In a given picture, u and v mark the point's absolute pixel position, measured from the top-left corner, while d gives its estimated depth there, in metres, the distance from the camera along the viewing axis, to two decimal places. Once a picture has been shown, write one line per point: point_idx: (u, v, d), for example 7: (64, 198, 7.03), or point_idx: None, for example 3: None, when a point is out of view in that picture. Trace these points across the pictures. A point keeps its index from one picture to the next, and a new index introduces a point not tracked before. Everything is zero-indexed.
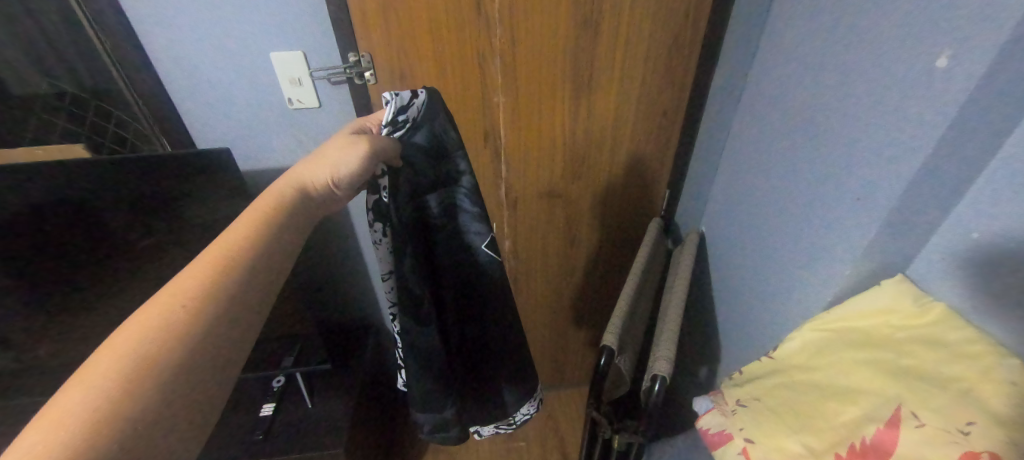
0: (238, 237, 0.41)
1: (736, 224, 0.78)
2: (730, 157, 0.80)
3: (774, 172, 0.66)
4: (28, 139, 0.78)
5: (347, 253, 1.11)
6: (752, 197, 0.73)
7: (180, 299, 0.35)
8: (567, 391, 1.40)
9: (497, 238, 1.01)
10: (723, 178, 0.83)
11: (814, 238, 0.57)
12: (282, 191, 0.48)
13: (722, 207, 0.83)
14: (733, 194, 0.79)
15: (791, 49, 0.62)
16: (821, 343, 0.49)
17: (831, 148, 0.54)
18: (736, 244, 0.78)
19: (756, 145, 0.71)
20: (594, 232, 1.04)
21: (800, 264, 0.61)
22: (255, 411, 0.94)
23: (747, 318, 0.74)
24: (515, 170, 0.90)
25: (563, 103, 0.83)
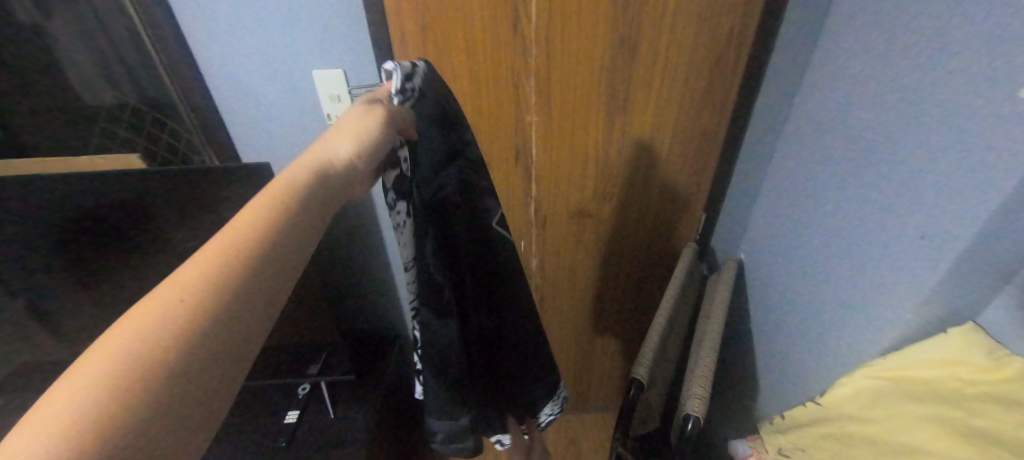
0: (251, 221, 0.33)
1: (781, 255, 0.73)
2: (776, 184, 0.76)
3: (825, 203, 0.62)
4: (92, 148, 0.84)
5: (376, 264, 1.13)
6: (799, 228, 0.69)
7: (180, 292, 0.28)
8: (590, 415, 1.35)
9: (524, 256, 1.00)
10: (767, 205, 0.79)
11: (869, 277, 0.53)
12: (298, 170, 0.39)
13: (766, 236, 0.79)
14: (777, 222, 0.75)
15: (846, 72, 0.59)
16: (878, 392, 0.44)
17: (889, 181, 0.50)
18: (780, 276, 0.73)
19: (806, 173, 0.67)
20: (624, 253, 1.01)
21: (851, 304, 0.56)
22: (280, 417, 0.96)
23: (789, 356, 0.69)
24: (545, 189, 0.89)
25: (597, 122, 0.81)
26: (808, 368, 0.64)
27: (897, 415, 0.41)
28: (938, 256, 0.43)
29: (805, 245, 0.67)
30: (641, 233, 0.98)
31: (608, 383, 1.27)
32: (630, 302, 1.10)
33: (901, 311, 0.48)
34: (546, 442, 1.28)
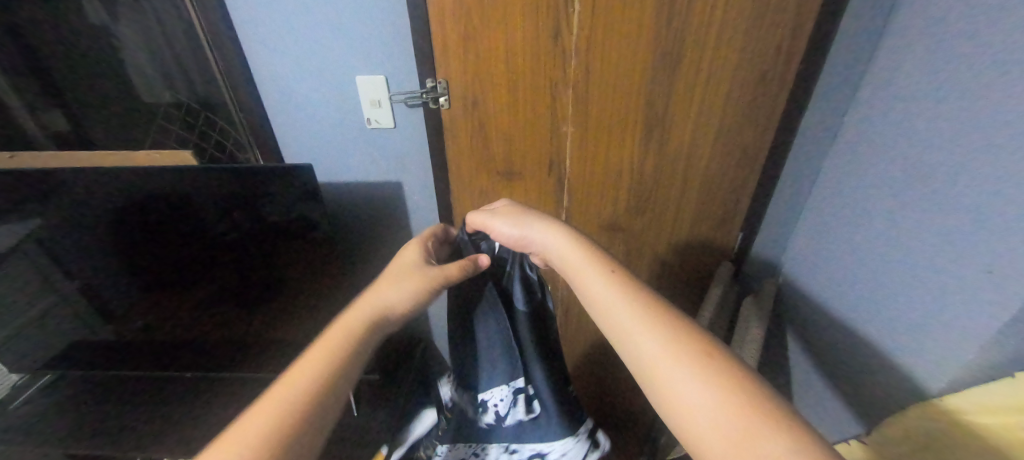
0: (309, 366, 0.42)
1: (825, 280, 0.70)
2: (825, 205, 0.73)
3: (877, 228, 0.59)
4: (149, 144, 0.91)
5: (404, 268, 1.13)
6: (847, 253, 0.66)
7: (253, 426, 0.36)
8: (613, 431, 1.33)
9: None
10: (814, 226, 0.76)
11: (924, 309, 0.51)
12: (352, 319, 0.48)
13: (811, 259, 0.75)
14: (823, 246, 0.72)
15: (911, 93, 0.56)
16: (943, 431, 0.43)
17: (958, 211, 0.47)
18: (823, 301, 0.70)
19: (858, 196, 0.64)
20: (656, 269, 0.99)
21: (903, 336, 0.54)
22: None
23: (837, 388, 0.66)
24: (578, 201, 0.88)
25: (636, 136, 0.80)
26: (862, 403, 0.61)
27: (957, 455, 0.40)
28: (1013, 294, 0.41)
29: (852, 271, 0.64)
30: (674, 249, 0.96)
31: (631, 400, 1.24)
32: None
33: (968, 349, 0.45)
34: None
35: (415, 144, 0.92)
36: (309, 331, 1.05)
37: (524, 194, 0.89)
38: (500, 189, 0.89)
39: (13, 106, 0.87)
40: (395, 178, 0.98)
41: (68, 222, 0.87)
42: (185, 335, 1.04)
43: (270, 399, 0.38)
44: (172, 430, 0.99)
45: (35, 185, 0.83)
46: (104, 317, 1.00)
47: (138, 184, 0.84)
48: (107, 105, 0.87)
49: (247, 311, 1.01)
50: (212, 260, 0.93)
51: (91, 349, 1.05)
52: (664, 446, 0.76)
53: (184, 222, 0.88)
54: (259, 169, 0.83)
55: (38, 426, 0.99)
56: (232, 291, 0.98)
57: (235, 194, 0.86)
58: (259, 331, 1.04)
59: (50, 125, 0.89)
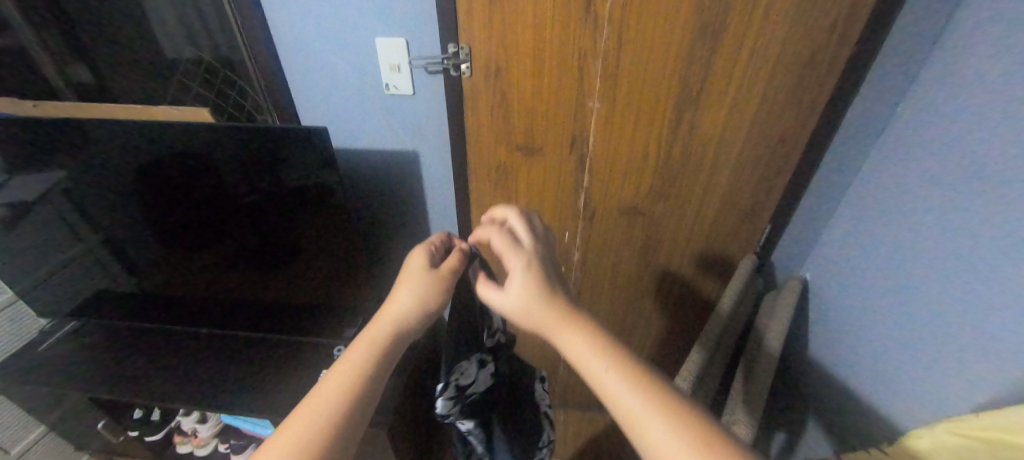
0: (355, 364, 0.46)
1: (853, 280, 0.66)
2: (859, 199, 0.68)
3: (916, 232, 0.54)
4: (169, 100, 0.91)
5: (417, 241, 1.12)
6: (880, 254, 0.61)
7: (312, 414, 0.41)
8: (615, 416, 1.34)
9: (566, 249, 0.96)
10: (846, 220, 0.70)
11: (954, 317, 0.47)
12: (394, 317, 0.51)
13: (838, 255, 0.71)
14: (856, 244, 0.67)
15: (966, 83, 0.50)
16: (956, 450, 0.41)
17: (996, 220, 0.43)
18: (850, 301, 0.66)
19: (898, 195, 0.59)
20: (674, 258, 0.96)
21: (931, 346, 0.50)
22: (316, 374, 1.03)
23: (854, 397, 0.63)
24: (598, 183, 0.85)
25: (664, 117, 0.76)
26: (876, 408, 0.58)
27: None
28: None
29: (886, 277, 0.59)
30: (695, 239, 0.93)
31: None
32: (670, 309, 1.06)
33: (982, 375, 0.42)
34: (564, 435, 1.28)
35: (434, 114, 0.89)
36: (319, 294, 1.06)
37: (542, 172, 0.85)
38: (519, 165, 0.86)
39: (38, 55, 0.86)
40: (412, 149, 0.95)
41: (90, 174, 0.88)
42: (202, 292, 1.06)
43: (322, 393, 0.43)
44: (195, 382, 1.02)
45: (57, 134, 0.84)
46: (127, 270, 1.03)
47: (155, 137, 0.83)
48: (128, 58, 0.86)
49: (261, 273, 1.02)
50: (231, 219, 0.94)
51: (115, 300, 1.08)
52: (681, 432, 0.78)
53: (195, 179, 0.88)
54: (272, 127, 0.81)
55: (65, 368, 1.04)
56: (247, 252, 0.99)
57: (245, 152, 0.85)
58: (273, 291, 1.05)
59: (73, 76, 0.89)
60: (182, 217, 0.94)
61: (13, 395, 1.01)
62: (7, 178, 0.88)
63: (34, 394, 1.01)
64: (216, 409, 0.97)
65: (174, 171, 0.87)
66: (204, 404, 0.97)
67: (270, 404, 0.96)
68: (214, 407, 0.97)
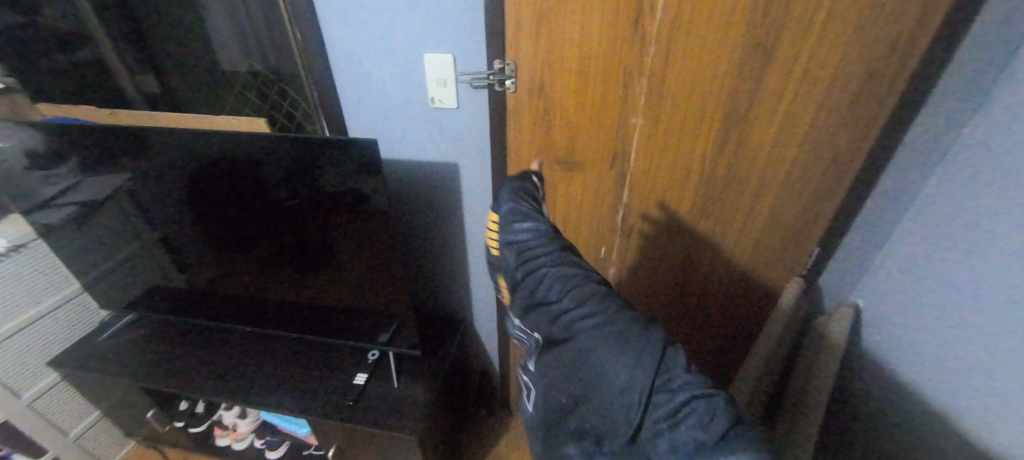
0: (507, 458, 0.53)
1: (951, 310, 0.64)
2: (948, 228, 0.67)
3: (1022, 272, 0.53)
4: (229, 110, 0.97)
5: (452, 248, 1.14)
6: (976, 286, 0.60)
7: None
8: None
9: (603, 264, 0.95)
10: (935, 248, 0.69)
11: None
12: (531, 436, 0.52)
13: (927, 282, 0.70)
14: (948, 273, 0.65)
15: None
16: None
17: None
18: (949, 332, 0.64)
19: (992, 228, 0.58)
20: (713, 275, 0.96)
21: None
22: (351, 377, 1.06)
23: None
24: (639, 198, 0.84)
25: (710, 135, 0.75)
26: (992, 453, 0.55)
27: None
28: None
29: (990, 312, 0.57)
30: (735, 257, 0.93)
31: None
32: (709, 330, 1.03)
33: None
34: None
35: (476, 127, 0.91)
36: (355, 300, 1.08)
37: (582, 186, 0.85)
38: (559, 179, 0.86)
39: (116, 67, 0.94)
40: (453, 160, 0.98)
41: (155, 177, 0.95)
42: (247, 291, 1.11)
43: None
44: (237, 378, 1.06)
45: (128, 140, 0.90)
46: (180, 268, 1.09)
47: (217, 145, 0.89)
48: (194, 70, 0.93)
49: (304, 275, 1.06)
50: (279, 222, 0.98)
51: (168, 295, 1.15)
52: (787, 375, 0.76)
53: (247, 184, 0.93)
54: (325, 140, 0.85)
55: (122, 358, 1.11)
56: (292, 255, 1.03)
57: (292, 160, 0.89)
58: (313, 294, 1.08)
59: (145, 86, 0.96)
60: (234, 220, 0.99)
61: (73, 380, 1.08)
62: (82, 178, 0.95)
63: (93, 380, 1.08)
64: (255, 405, 1.00)
65: (228, 176, 0.93)
66: (245, 401, 1.01)
67: (306, 405, 0.99)
68: (255, 404, 1.00)
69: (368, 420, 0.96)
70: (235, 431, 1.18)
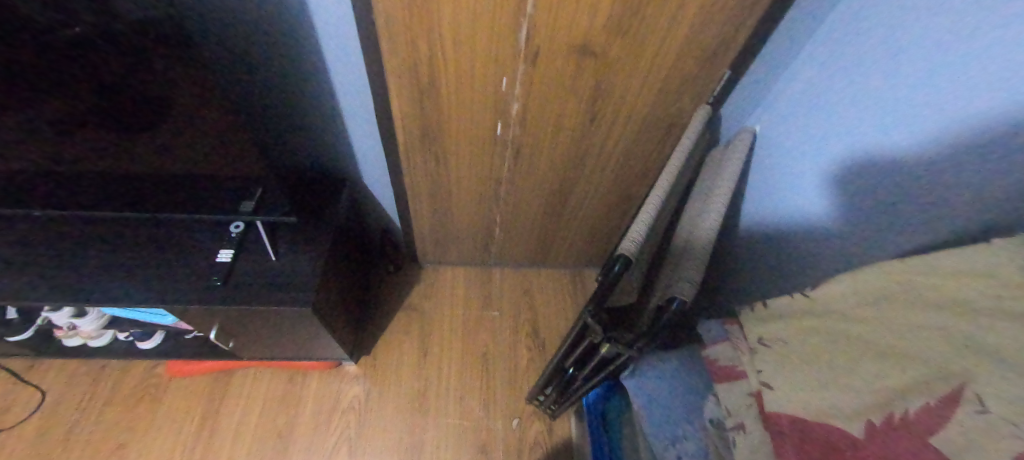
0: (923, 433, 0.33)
1: (812, 152, 0.62)
2: (799, 109, 0.66)
3: (921, 33, 0.46)
4: None
5: (303, 79, 0.81)
6: (868, 100, 0.52)
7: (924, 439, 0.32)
8: (553, 272, 1.32)
9: (502, 99, 0.79)
10: (791, 134, 0.67)
11: (953, 152, 0.42)
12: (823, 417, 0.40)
13: (810, 167, 0.62)
14: (803, 154, 0.64)
15: None
16: (872, 292, 0.44)
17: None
18: (858, 172, 0.53)
19: (840, 67, 0.58)
20: (625, 113, 0.83)
21: (927, 186, 0.44)
22: (211, 254, 0.82)
23: (818, 253, 0.59)
24: (545, 8, 0.64)
25: None
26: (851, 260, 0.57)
27: (899, 317, 0.40)
28: None
29: (871, 132, 0.51)
30: (653, 89, 0.79)
31: (567, 247, 1.22)
32: (618, 170, 0.97)
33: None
34: (503, 290, 1.27)
35: None
36: (189, 165, 0.75)
37: None
38: None
39: None
40: None
41: None
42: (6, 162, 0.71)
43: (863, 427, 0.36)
44: (37, 267, 0.79)
45: None
46: None
47: None
48: None
49: (104, 142, 0.69)
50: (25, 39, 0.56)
51: None
52: (725, 181, 0.64)
53: None
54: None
55: None
56: (75, 110, 0.64)
57: None
58: (116, 155, 0.72)
59: None
60: None
61: None
62: None
63: None
64: (77, 300, 0.76)
65: None
66: (73, 299, 0.76)
67: (146, 294, 0.76)
68: (72, 300, 0.76)
69: (246, 302, 0.77)
70: (81, 330, 0.90)
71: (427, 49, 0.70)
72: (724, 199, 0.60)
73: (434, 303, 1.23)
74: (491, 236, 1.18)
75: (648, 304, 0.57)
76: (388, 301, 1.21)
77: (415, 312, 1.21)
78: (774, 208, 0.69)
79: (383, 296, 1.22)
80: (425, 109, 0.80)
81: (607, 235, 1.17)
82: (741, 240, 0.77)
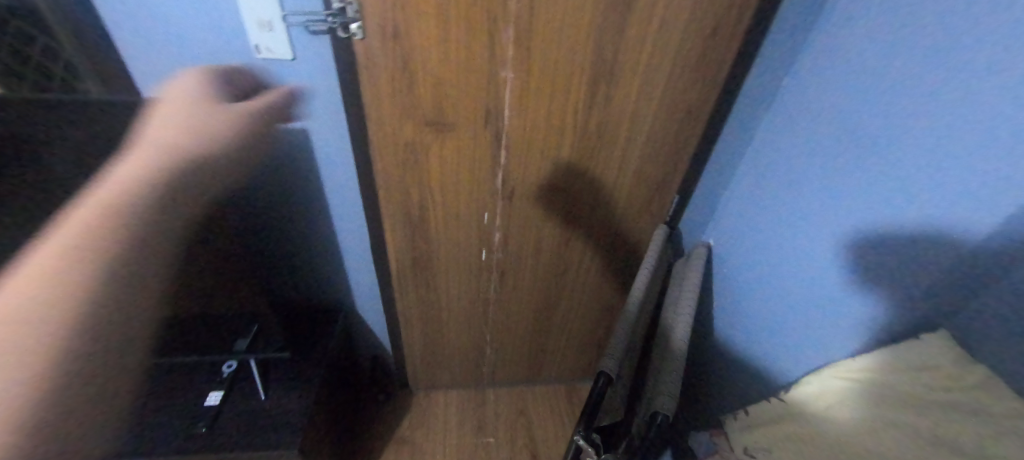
0: None
1: (761, 259, 0.70)
2: (742, 224, 0.77)
3: (819, 165, 0.58)
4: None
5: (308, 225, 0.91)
6: (795, 216, 0.63)
7: None
8: (549, 389, 1.29)
9: (485, 229, 0.90)
10: (741, 244, 0.76)
11: (867, 255, 0.50)
12: None
13: (762, 272, 0.69)
14: (754, 262, 0.72)
15: (830, 60, 0.59)
16: (837, 393, 0.47)
17: (882, 157, 0.48)
18: (801, 276, 0.60)
19: (766, 191, 0.71)
20: (595, 234, 0.94)
21: (859, 285, 0.50)
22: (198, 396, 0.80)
23: (784, 353, 0.62)
24: (516, 158, 0.79)
25: (581, 89, 0.71)
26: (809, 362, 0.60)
27: (860, 415, 0.44)
28: (921, 260, 0.43)
29: (805, 242, 0.60)
30: (616, 213, 0.91)
31: (559, 361, 1.22)
32: (598, 284, 1.04)
33: (955, 154, 0.40)
34: (498, 413, 1.22)
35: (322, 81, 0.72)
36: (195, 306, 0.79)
37: (458, 149, 0.77)
38: (428, 143, 0.76)
39: None
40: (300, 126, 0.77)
41: None
42: None
43: None
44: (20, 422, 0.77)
45: None
46: None
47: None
48: None
49: None
50: None
51: None
52: (688, 290, 0.72)
53: None
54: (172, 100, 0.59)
55: None
56: None
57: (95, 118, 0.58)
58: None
59: None
60: None
61: None
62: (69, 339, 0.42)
63: None
64: None
65: None
66: None
67: None
68: None
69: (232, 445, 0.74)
70: None
71: (419, 194, 0.82)
72: (688, 309, 0.67)
73: (426, 434, 1.16)
74: (482, 355, 1.18)
75: (636, 419, 0.59)
76: (376, 438, 1.14)
77: (406, 446, 1.13)
78: (739, 310, 0.75)
79: (371, 433, 1.15)
80: (417, 242, 0.90)
81: (596, 346, 1.19)
82: (717, 345, 0.80)
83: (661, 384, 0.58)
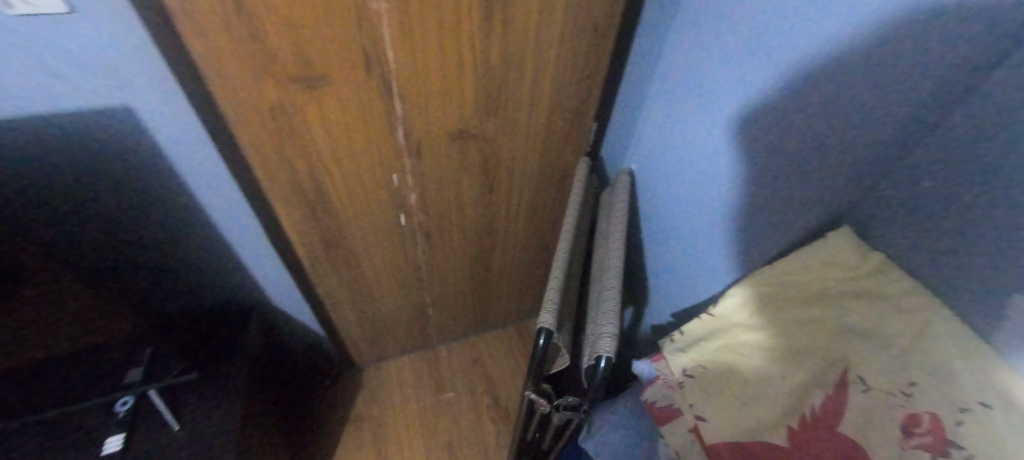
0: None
1: (678, 177, 0.69)
2: (657, 144, 0.74)
3: (725, 70, 0.55)
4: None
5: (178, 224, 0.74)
6: (704, 129, 0.60)
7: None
8: (500, 332, 1.31)
9: (398, 191, 0.80)
10: (659, 165, 0.74)
11: (781, 160, 0.48)
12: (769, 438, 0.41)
13: (680, 191, 0.68)
14: (673, 181, 0.71)
15: None
16: (761, 301, 0.48)
17: (790, 53, 0.44)
18: (717, 190, 0.60)
19: (675, 104, 0.67)
20: (518, 176, 0.88)
21: (775, 191, 0.50)
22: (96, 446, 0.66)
23: (713, 265, 0.64)
24: (414, 106, 0.68)
25: (474, 13, 0.59)
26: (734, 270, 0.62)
27: (781, 321, 0.45)
28: (836, 157, 0.42)
29: (718, 155, 0.58)
30: (535, 150, 0.85)
31: (504, 305, 1.23)
32: (530, 225, 1.01)
33: (862, 33, 0.37)
34: (454, 367, 1.22)
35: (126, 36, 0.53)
36: None
37: (341, 106, 0.64)
38: (300, 103, 0.62)
39: None
40: None
41: None
42: None
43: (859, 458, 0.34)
44: None
45: None
46: None
47: None
48: None
49: None
50: None
51: None
52: (618, 222, 0.70)
53: None
54: None
55: None
56: None
57: None
58: None
59: None
60: None
61: None
62: None
63: None
64: None
65: None
66: None
67: None
68: None
69: None
70: None
71: (307, 166, 0.70)
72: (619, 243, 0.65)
73: (384, 405, 1.14)
74: (427, 318, 1.14)
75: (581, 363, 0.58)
76: (333, 423, 1.10)
77: (367, 422, 1.11)
78: (664, 232, 0.75)
79: (327, 419, 1.10)
80: (321, 219, 0.78)
81: (538, 284, 1.20)
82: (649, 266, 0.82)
83: (600, 326, 0.57)
